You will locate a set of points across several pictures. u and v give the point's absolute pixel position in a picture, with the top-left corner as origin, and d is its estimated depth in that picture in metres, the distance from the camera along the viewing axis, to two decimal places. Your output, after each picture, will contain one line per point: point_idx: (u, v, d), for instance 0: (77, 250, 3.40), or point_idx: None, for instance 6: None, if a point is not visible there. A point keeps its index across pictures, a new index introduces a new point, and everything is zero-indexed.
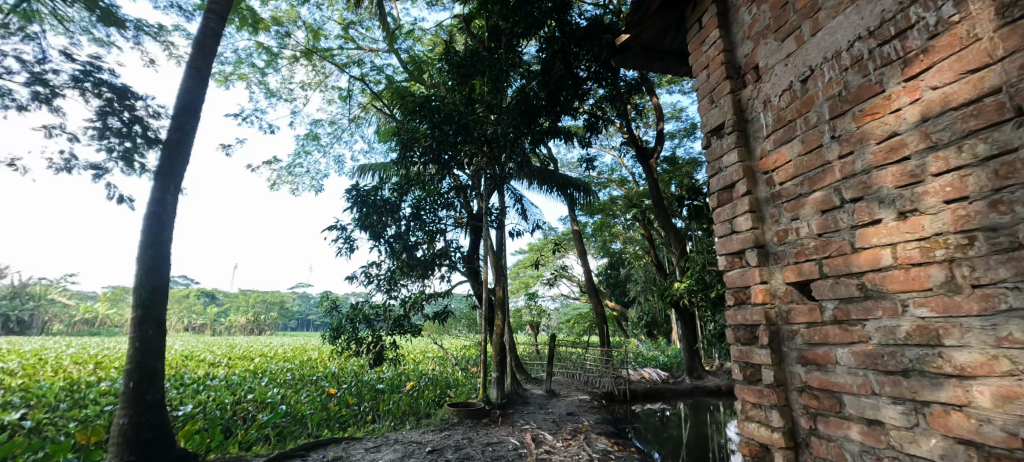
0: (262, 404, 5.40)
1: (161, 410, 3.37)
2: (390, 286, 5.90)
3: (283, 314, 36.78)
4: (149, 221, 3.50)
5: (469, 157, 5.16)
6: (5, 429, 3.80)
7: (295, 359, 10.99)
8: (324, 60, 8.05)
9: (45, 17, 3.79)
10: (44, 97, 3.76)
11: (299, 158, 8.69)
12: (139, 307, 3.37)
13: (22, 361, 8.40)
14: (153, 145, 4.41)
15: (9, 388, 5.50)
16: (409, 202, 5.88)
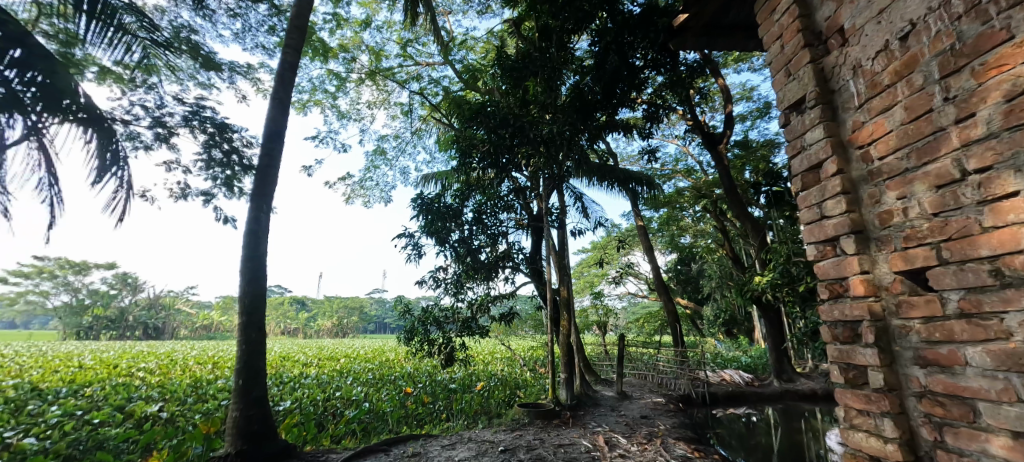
0: (348, 402, 5.87)
1: (265, 405, 3.79)
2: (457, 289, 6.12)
3: (363, 319, 39.72)
4: (248, 237, 3.97)
5: (527, 158, 5.25)
6: (149, 419, 4.53)
7: (375, 360, 11.82)
8: (386, 79, 8.61)
9: (162, 69, 4.48)
10: (164, 137, 4.44)
11: (369, 172, 9.37)
12: (244, 313, 3.84)
13: (160, 361, 9.99)
14: (248, 171, 5.00)
15: (152, 384, 6.57)
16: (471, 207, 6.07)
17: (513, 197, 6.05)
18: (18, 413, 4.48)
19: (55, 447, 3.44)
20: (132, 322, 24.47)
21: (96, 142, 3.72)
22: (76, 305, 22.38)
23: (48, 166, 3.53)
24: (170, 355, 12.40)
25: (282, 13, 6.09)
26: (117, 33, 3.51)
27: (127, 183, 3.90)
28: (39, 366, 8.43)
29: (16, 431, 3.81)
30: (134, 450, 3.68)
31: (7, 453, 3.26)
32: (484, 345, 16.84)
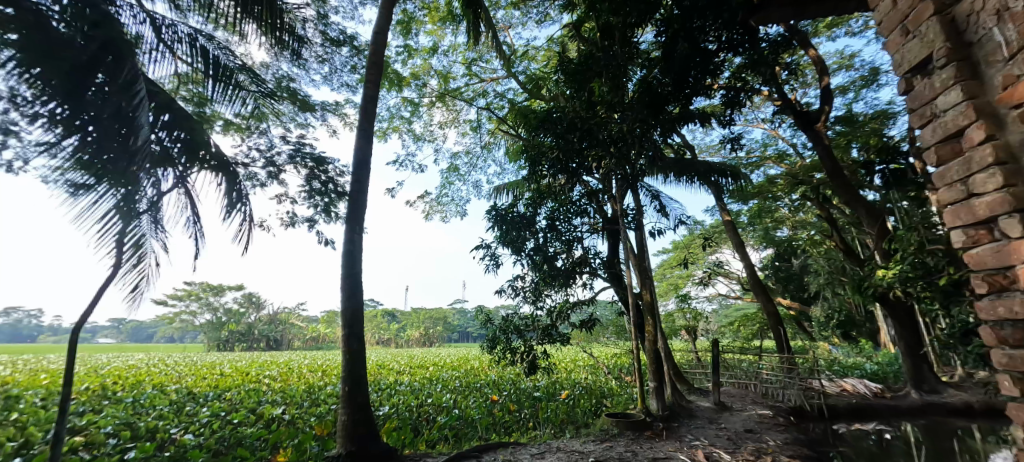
0: (440, 408, 6.17)
1: (368, 410, 4.11)
2: (536, 297, 6.14)
3: (447, 329, 41.66)
4: (346, 256, 4.40)
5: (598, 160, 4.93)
6: (276, 420, 5.20)
7: (461, 368, 12.31)
8: (455, 99, 9.06)
9: (270, 116, 5.19)
10: (274, 174, 5.12)
11: (445, 189, 9.88)
12: (346, 326, 4.24)
13: (281, 369, 11.43)
14: (342, 197, 5.55)
15: (277, 389, 7.53)
16: (544, 214, 6.10)
17: (586, 202, 5.95)
18: (183, 413, 5.42)
19: (208, 442, 4.09)
20: (258, 335, 28.42)
21: (226, 183, 4.40)
22: (217, 322, 26.62)
23: (193, 208, 4.25)
24: (290, 364, 14.13)
25: (361, 53, 6.73)
26: (235, 90, 4.15)
27: (250, 216, 4.56)
28: (196, 373, 10.16)
29: (181, 428, 4.61)
30: (265, 447, 4.25)
31: (176, 446, 3.96)
32: (565, 353, 16.68)
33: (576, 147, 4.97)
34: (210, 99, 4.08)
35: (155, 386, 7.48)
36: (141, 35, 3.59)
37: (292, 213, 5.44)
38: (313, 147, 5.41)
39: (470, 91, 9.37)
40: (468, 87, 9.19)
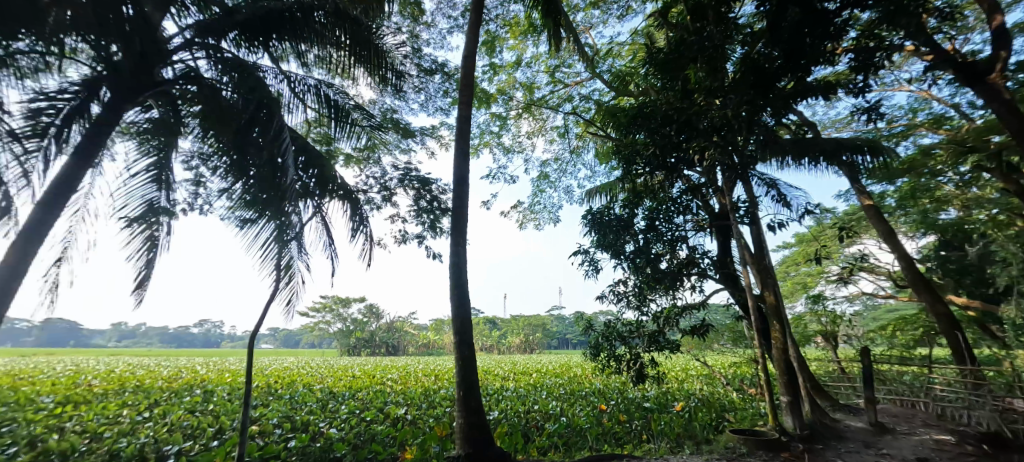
0: (546, 416, 6.21)
1: (481, 415, 4.30)
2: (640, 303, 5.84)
3: (546, 336, 41.89)
4: (453, 268, 4.70)
5: (700, 151, 4.46)
6: (402, 420, 5.74)
7: (564, 375, 12.26)
8: (541, 108, 9.20)
9: (381, 146, 5.84)
10: (388, 197, 5.73)
11: (536, 197, 10.04)
12: (457, 333, 4.52)
13: (401, 373, 12.62)
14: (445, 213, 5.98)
15: (400, 391, 8.33)
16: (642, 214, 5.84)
17: (688, 198, 5.52)
18: (327, 410, 6.29)
19: (349, 437, 4.69)
20: (380, 341, 31.83)
21: (352, 209, 5.04)
22: (347, 330, 30.51)
23: (328, 233, 4.95)
24: (407, 368, 15.54)
25: (452, 78, 7.24)
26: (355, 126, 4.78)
27: (371, 237, 5.16)
28: (335, 375, 11.76)
29: (328, 423, 5.36)
30: (393, 444, 4.70)
31: (324, 438, 4.60)
32: (674, 361, 15.58)
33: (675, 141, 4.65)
34: (334, 137, 4.75)
35: (305, 385, 8.81)
36: (282, 91, 4.35)
37: (404, 232, 6.01)
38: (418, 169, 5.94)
39: (555, 98, 9.45)
40: (553, 94, 9.27)
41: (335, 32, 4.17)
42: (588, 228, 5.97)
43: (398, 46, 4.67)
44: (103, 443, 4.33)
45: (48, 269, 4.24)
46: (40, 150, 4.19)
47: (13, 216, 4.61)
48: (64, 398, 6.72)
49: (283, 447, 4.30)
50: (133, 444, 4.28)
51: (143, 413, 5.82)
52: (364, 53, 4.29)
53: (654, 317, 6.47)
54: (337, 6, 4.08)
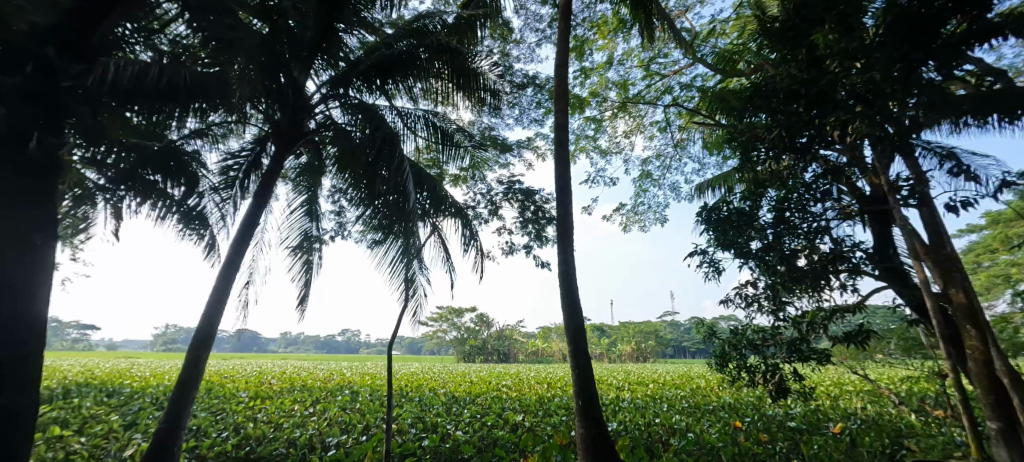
0: (670, 430, 5.81)
1: (602, 426, 4.24)
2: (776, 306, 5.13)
3: (659, 343, 39.34)
4: (562, 276, 4.74)
5: (840, 127, 3.73)
6: (521, 426, 5.89)
7: (686, 387, 11.34)
8: (637, 104, 8.82)
9: (485, 164, 6.21)
10: (494, 210, 6.04)
11: (639, 197, 9.59)
12: (572, 342, 4.55)
13: (515, 380, 13.02)
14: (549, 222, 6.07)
15: (516, 398, 8.59)
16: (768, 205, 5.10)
17: (827, 181, 4.70)
18: (452, 413, 6.79)
19: (474, 440, 4.98)
20: (492, 348, 33.34)
21: (463, 225, 5.42)
22: (462, 338, 32.65)
23: (445, 249, 5.41)
24: (521, 375, 15.97)
25: (543, 88, 7.39)
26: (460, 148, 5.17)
27: (481, 249, 5.49)
28: (456, 381, 12.65)
29: (454, 426, 5.78)
30: (515, 449, 4.86)
31: (452, 440, 4.98)
32: (824, 374, 13.32)
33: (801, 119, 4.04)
34: (443, 161, 5.20)
35: (431, 390, 9.63)
36: (397, 125, 4.93)
37: (511, 243, 6.28)
38: (521, 181, 6.17)
39: (652, 92, 8.98)
40: (649, 88, 8.82)
41: (436, 64, 4.59)
42: (703, 226, 5.49)
43: (492, 67, 4.94)
44: (284, 432, 5.30)
45: (241, 290, 5.36)
46: (233, 198, 5.40)
47: (218, 250, 5.99)
48: (257, 394, 8.40)
49: (418, 445, 4.77)
50: (305, 435, 5.15)
51: (310, 408, 6.98)
52: (462, 79, 4.64)
53: (793, 323, 5.61)
54: (437, 41, 4.50)
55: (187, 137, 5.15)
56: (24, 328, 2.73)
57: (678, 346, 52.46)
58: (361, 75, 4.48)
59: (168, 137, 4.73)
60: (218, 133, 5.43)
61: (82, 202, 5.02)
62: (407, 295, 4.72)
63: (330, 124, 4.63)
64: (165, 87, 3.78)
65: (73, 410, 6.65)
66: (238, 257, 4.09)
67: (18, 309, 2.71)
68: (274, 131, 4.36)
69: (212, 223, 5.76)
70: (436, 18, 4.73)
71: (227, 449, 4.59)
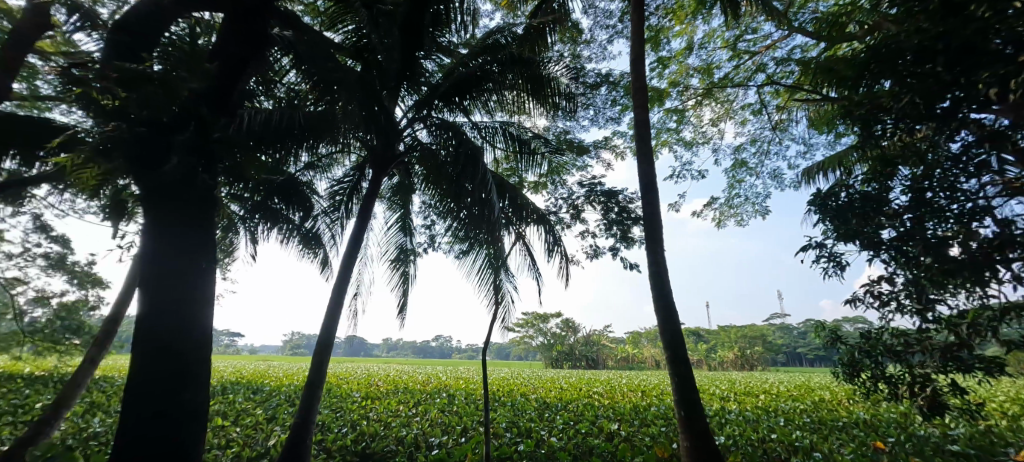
0: (790, 447, 5.18)
1: (710, 439, 3.93)
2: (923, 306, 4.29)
3: (768, 349, 35.29)
4: (653, 279, 4.52)
5: (995, 85, 3.06)
6: (616, 435, 5.71)
7: (807, 399, 9.97)
8: (724, 88, 8.14)
9: (564, 168, 6.20)
10: (576, 214, 5.99)
11: (734, 189, 8.78)
12: (669, 348, 4.31)
13: (606, 387, 12.67)
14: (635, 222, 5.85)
15: (609, 406, 8.35)
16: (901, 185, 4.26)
17: (984, 150, 3.83)
18: (545, 419, 6.80)
19: (569, 447, 4.95)
20: (580, 354, 32.79)
21: (547, 231, 5.44)
22: (549, 343, 32.65)
23: (530, 256, 5.50)
24: (613, 382, 15.42)
25: (618, 85, 7.18)
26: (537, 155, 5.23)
27: (565, 254, 5.46)
28: (547, 386, 12.68)
29: (548, 432, 5.79)
30: (612, 459, 4.70)
31: (547, 446, 4.98)
32: (999, 388, 10.78)
33: (939, 79, 3.38)
34: (521, 169, 5.32)
35: (523, 395, 9.77)
36: (476, 140, 5.15)
37: (595, 246, 6.16)
38: (603, 183, 6.04)
39: (741, 73, 8.23)
40: (737, 69, 8.10)
41: (509, 76, 4.72)
42: (816, 216, 4.84)
43: (563, 71, 4.94)
44: (393, 430, 5.77)
45: (351, 301, 5.99)
46: (340, 219, 6.08)
47: (331, 266, 6.78)
48: (368, 395, 9.27)
49: (515, 449, 4.87)
50: (410, 434, 5.55)
51: (413, 409, 7.51)
52: (535, 87, 4.71)
53: (948, 325, 4.66)
54: (509, 54, 4.63)
55: (303, 169, 5.93)
56: (198, 334, 3.37)
57: (792, 352, 46.42)
58: (441, 97, 4.76)
59: (288, 171, 5.50)
60: (326, 164, 6.17)
61: (229, 231, 6.05)
62: (496, 302, 4.88)
63: (417, 146, 5.00)
64: (285, 128, 4.42)
65: (231, 404, 7.98)
66: (348, 271, 4.60)
67: (194, 319, 3.37)
68: (370, 157, 4.84)
69: (325, 243, 6.53)
70: (507, 31, 4.87)
71: (347, 443, 5.13)
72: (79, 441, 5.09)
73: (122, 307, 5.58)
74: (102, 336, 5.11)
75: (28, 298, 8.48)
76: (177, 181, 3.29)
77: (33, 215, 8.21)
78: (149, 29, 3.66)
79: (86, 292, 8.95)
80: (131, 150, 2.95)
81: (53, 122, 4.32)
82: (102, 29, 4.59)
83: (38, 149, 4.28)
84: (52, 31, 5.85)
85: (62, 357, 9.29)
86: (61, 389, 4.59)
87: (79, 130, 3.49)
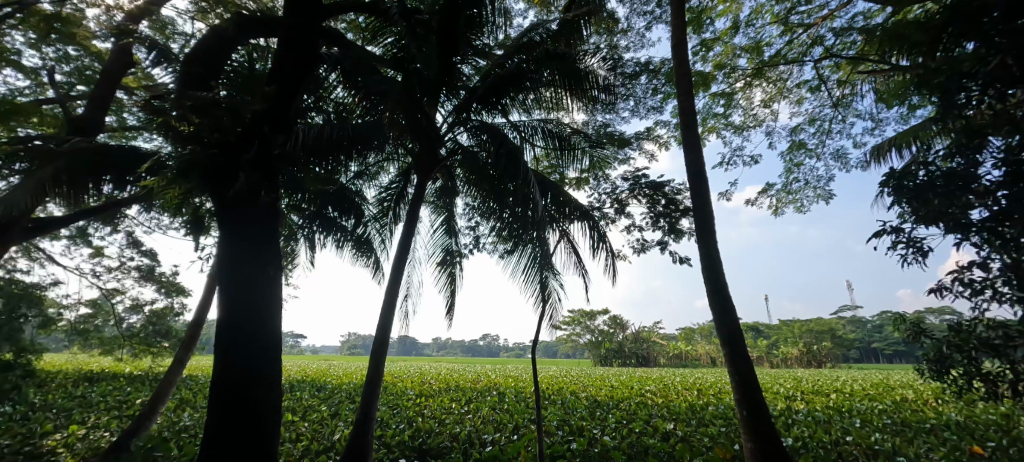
0: (868, 450, 4.77)
1: (777, 440, 3.69)
2: None
3: (839, 344, 32.58)
4: (706, 273, 4.33)
5: None
6: (672, 435, 5.52)
7: (886, 398, 9.12)
8: (776, 66, 7.62)
9: (606, 162, 6.08)
10: (619, 208, 5.86)
11: (792, 174, 8.19)
12: (726, 345, 4.11)
13: (659, 385, 12.28)
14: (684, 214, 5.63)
15: (663, 405, 8.09)
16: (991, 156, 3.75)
17: None
18: (596, 417, 6.71)
19: (623, 446, 4.85)
20: (629, 351, 32.02)
21: (591, 227, 5.35)
22: (596, 341, 32.17)
23: (575, 253, 5.44)
24: (666, 380, 14.91)
25: (659, 73, 6.93)
26: (578, 151, 5.18)
27: (612, 250, 5.36)
28: (597, 384, 12.50)
29: (600, 431, 5.72)
30: (669, 460, 4.54)
31: (601, 445, 4.92)
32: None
33: None
34: (562, 166, 5.29)
35: (573, 393, 9.70)
36: (516, 139, 5.17)
37: (643, 240, 5.99)
38: (648, 175, 5.85)
39: (794, 48, 7.66)
40: (791, 45, 7.55)
41: (545, 73, 4.69)
42: (891, 197, 4.40)
43: (601, 63, 4.86)
44: (447, 427, 5.95)
45: (402, 302, 6.22)
46: (389, 225, 6.33)
47: (382, 270, 7.07)
48: (421, 393, 9.60)
49: (567, 448, 4.86)
50: (464, 431, 5.69)
51: (465, 407, 7.68)
52: (572, 82, 4.64)
53: None
54: (545, 50, 4.58)
55: (353, 178, 6.24)
56: (270, 335, 3.64)
57: (866, 347, 42.54)
58: (479, 99, 4.82)
59: (340, 181, 5.79)
60: (374, 172, 6.45)
61: (290, 240, 6.50)
62: (543, 300, 4.90)
63: (458, 149, 5.09)
64: (335, 141, 4.65)
65: (299, 401, 8.58)
66: (399, 274, 4.78)
67: (266, 321, 3.64)
68: (415, 163, 4.98)
69: (375, 248, 6.79)
70: (541, 28, 4.85)
71: (405, 439, 5.36)
72: (173, 433, 5.68)
73: (204, 312, 6.15)
74: (188, 338, 5.67)
75: (125, 306, 9.58)
76: (246, 195, 3.58)
77: (126, 233, 9.25)
78: (215, 59, 4.00)
79: (171, 299, 9.96)
80: (207, 169, 3.26)
81: (140, 149, 4.86)
82: (176, 62, 5.11)
83: (131, 175, 4.83)
84: (134, 68, 6.57)
85: (154, 358, 10.40)
86: (157, 386, 5.13)
87: (162, 155, 3.89)
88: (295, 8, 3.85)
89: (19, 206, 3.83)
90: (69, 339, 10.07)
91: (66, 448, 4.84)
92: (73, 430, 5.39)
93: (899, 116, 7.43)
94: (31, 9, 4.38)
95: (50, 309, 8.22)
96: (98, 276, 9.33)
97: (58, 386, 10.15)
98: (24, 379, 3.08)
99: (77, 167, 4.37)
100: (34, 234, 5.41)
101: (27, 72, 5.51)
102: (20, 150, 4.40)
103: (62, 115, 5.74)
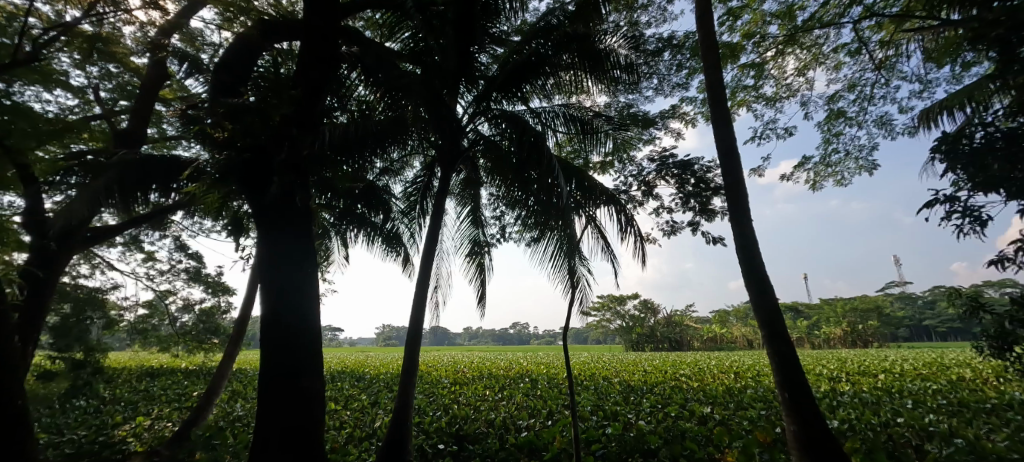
0: (922, 432, 4.55)
1: (822, 422, 3.56)
2: None
3: (886, 322, 31.01)
4: (741, 253, 4.18)
5: None
6: (707, 419, 5.46)
7: (941, 378, 8.65)
8: (811, 31, 7.16)
9: (631, 143, 5.93)
10: (645, 190, 5.74)
11: (831, 144, 7.75)
12: (764, 326, 4.00)
13: (694, 369, 12.08)
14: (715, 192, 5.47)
15: (698, 388, 7.97)
16: None
17: None
18: (630, 402, 6.69)
19: (659, 430, 4.84)
20: (661, 336, 31.53)
21: (618, 211, 5.26)
22: (627, 326, 31.81)
23: (603, 238, 5.37)
24: (699, 364, 14.69)
25: (683, 47, 6.67)
26: (601, 135, 5.09)
27: (640, 234, 5.26)
28: (629, 370, 12.40)
29: (635, 415, 5.70)
30: (708, 443, 4.49)
31: (636, 430, 4.90)
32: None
33: None
34: (586, 150, 5.24)
35: (605, 378, 9.73)
36: (537, 126, 5.08)
37: (673, 222, 5.87)
38: (676, 154, 5.69)
39: (830, 10, 7.19)
40: (826, 6, 7.09)
41: (565, 56, 4.63)
42: (946, 164, 4.12)
43: (622, 42, 4.72)
44: (482, 414, 6.11)
45: (432, 293, 6.37)
46: (417, 219, 6.46)
47: (412, 263, 7.23)
48: (455, 381, 9.82)
49: (602, 433, 4.89)
50: (499, 417, 5.81)
51: (499, 394, 7.84)
52: (592, 64, 4.58)
53: None
54: (563, 33, 4.53)
55: (379, 175, 6.37)
56: (311, 328, 3.79)
57: (916, 324, 40.27)
58: (499, 88, 4.73)
59: (367, 179, 5.91)
60: (399, 166, 6.57)
61: (323, 238, 6.72)
62: (571, 286, 4.88)
63: (479, 140, 5.07)
64: (361, 138, 4.80)
65: (340, 391, 8.97)
66: (429, 267, 4.87)
67: (303, 319, 3.77)
68: (439, 155, 4.97)
69: (405, 242, 6.99)
70: (559, 11, 4.76)
71: (443, 425, 5.53)
72: (228, 422, 6.09)
73: (248, 309, 6.51)
74: (235, 334, 5.98)
75: (178, 307, 10.19)
76: (283, 197, 3.74)
77: (172, 237, 9.82)
78: (242, 65, 4.16)
79: (217, 298, 10.55)
80: (240, 174, 3.40)
81: (179, 157, 5.11)
82: (207, 71, 5.32)
83: (173, 181, 5.10)
84: (170, 79, 6.87)
85: (206, 354, 11.05)
86: (212, 380, 5.47)
87: (201, 161, 4.09)
88: (315, 10, 3.93)
89: (77, 216, 4.15)
90: (130, 339, 10.81)
91: (134, 437, 5.27)
92: (139, 421, 5.86)
93: (951, 75, 6.86)
94: (74, 30, 4.63)
95: (110, 311, 8.88)
96: (151, 279, 9.95)
97: (125, 381, 11.00)
98: (95, 375, 3.32)
99: (126, 177, 4.66)
100: (93, 242, 5.87)
101: (76, 92, 5.86)
102: (76, 164, 4.76)
103: (109, 130, 6.08)
